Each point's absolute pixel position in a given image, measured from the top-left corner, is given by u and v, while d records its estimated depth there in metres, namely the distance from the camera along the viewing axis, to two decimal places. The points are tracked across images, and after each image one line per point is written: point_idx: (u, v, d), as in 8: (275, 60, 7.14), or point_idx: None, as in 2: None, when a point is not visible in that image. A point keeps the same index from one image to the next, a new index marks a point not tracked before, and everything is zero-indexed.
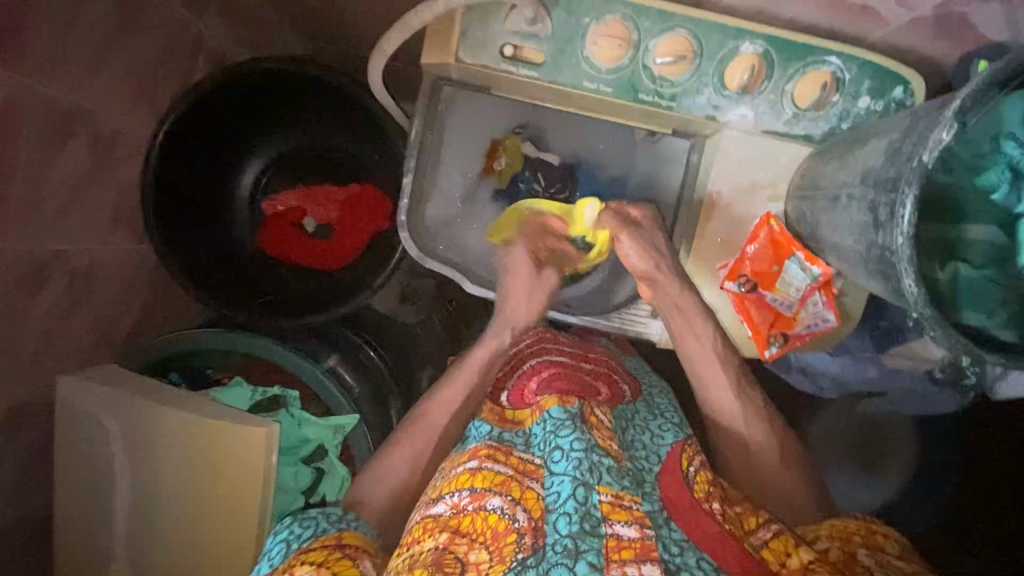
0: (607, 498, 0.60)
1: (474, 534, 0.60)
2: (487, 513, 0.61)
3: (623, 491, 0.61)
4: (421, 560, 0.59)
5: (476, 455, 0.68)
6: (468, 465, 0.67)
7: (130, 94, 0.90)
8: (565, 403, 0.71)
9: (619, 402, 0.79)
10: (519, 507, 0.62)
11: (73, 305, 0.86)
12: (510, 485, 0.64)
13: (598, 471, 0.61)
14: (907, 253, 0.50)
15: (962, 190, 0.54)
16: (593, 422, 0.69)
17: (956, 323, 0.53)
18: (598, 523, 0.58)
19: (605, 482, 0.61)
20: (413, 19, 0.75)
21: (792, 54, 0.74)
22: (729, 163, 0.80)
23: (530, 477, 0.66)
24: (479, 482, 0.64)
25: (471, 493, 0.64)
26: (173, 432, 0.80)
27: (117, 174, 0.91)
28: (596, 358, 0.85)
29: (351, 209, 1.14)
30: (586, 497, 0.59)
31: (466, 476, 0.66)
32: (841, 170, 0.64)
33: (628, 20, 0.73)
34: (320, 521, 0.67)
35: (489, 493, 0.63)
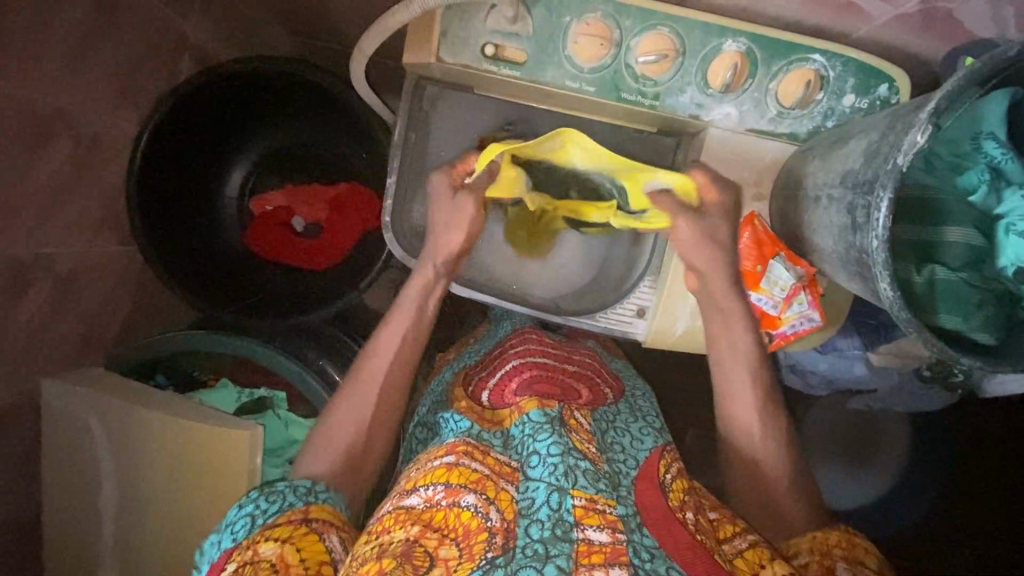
0: (581, 502, 0.59)
1: (445, 530, 0.60)
2: (461, 509, 0.61)
3: (598, 494, 0.60)
4: (391, 549, 0.58)
5: (454, 451, 0.67)
6: (444, 459, 0.66)
7: (112, 96, 0.89)
8: (545, 405, 0.71)
9: (600, 404, 0.79)
10: (493, 506, 0.62)
11: (59, 308, 0.86)
12: (485, 484, 0.64)
13: (573, 475, 0.61)
14: (882, 256, 0.50)
15: (936, 194, 0.54)
16: (571, 425, 0.69)
17: (929, 325, 0.52)
18: (570, 528, 0.57)
19: (580, 486, 0.60)
20: (391, 19, 0.74)
21: (776, 52, 0.73)
22: (716, 162, 0.79)
23: (506, 478, 0.65)
24: (455, 478, 0.64)
25: (445, 489, 0.63)
26: (157, 435, 0.80)
27: (100, 176, 0.91)
28: (577, 359, 0.86)
29: (340, 210, 1.13)
30: (558, 501, 0.59)
31: (440, 471, 0.65)
32: (823, 170, 0.64)
33: (609, 18, 0.72)
34: (286, 495, 0.66)
35: (463, 490, 0.62)
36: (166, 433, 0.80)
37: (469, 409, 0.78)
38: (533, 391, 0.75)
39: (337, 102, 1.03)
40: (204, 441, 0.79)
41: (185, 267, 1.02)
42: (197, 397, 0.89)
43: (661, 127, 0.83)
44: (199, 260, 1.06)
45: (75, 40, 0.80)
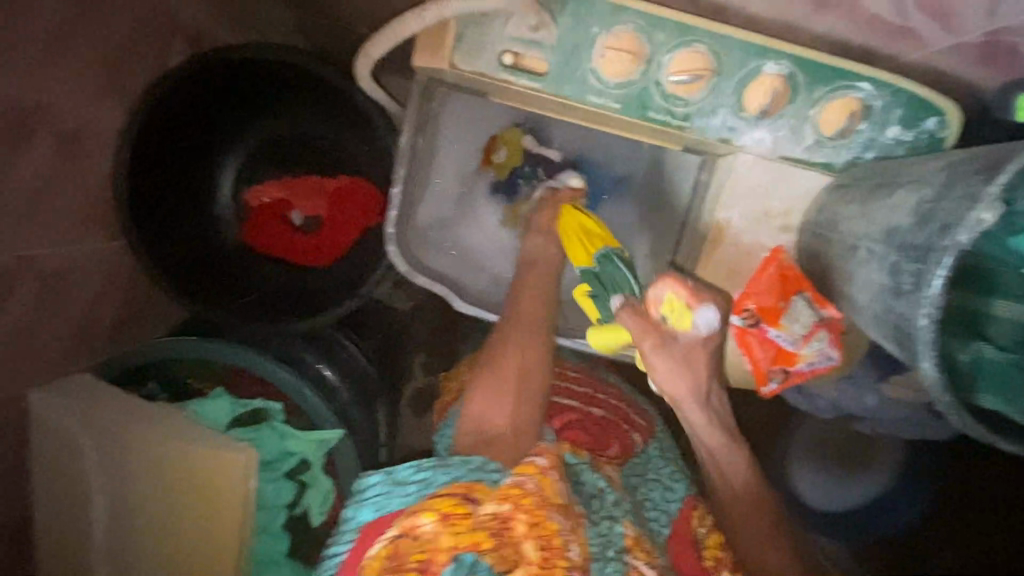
0: (631, 534, 0.66)
1: (529, 526, 0.58)
2: (550, 521, 0.59)
3: (643, 535, 0.68)
4: (486, 523, 0.59)
5: (545, 454, 0.64)
6: (538, 458, 0.63)
7: (98, 83, 0.83)
8: (577, 451, 0.73)
9: (627, 453, 0.82)
10: (576, 538, 0.60)
11: (45, 309, 0.82)
12: (570, 513, 0.62)
13: (622, 507, 0.69)
14: (930, 335, 0.46)
15: (988, 262, 0.50)
16: (607, 472, 0.74)
17: (971, 408, 0.49)
18: (621, 552, 0.64)
19: (628, 520, 0.67)
20: (402, 27, 0.70)
21: (820, 77, 0.67)
22: (738, 188, 0.75)
23: (581, 520, 0.63)
24: (546, 486, 0.61)
25: (539, 486, 0.61)
26: (152, 450, 0.79)
27: (86, 169, 0.85)
28: (604, 403, 0.88)
29: (340, 206, 1.08)
30: (611, 528, 0.65)
31: (528, 466, 0.62)
32: (863, 220, 0.59)
33: (641, 32, 0.66)
34: (455, 470, 0.64)
35: (552, 508, 0.60)
36: (164, 450, 0.79)
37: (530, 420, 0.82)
38: (574, 434, 0.79)
39: (340, 94, 0.97)
40: (203, 459, 0.77)
41: (177, 266, 0.97)
42: (190, 408, 0.85)
43: (686, 146, 0.78)
44: (192, 258, 1.01)
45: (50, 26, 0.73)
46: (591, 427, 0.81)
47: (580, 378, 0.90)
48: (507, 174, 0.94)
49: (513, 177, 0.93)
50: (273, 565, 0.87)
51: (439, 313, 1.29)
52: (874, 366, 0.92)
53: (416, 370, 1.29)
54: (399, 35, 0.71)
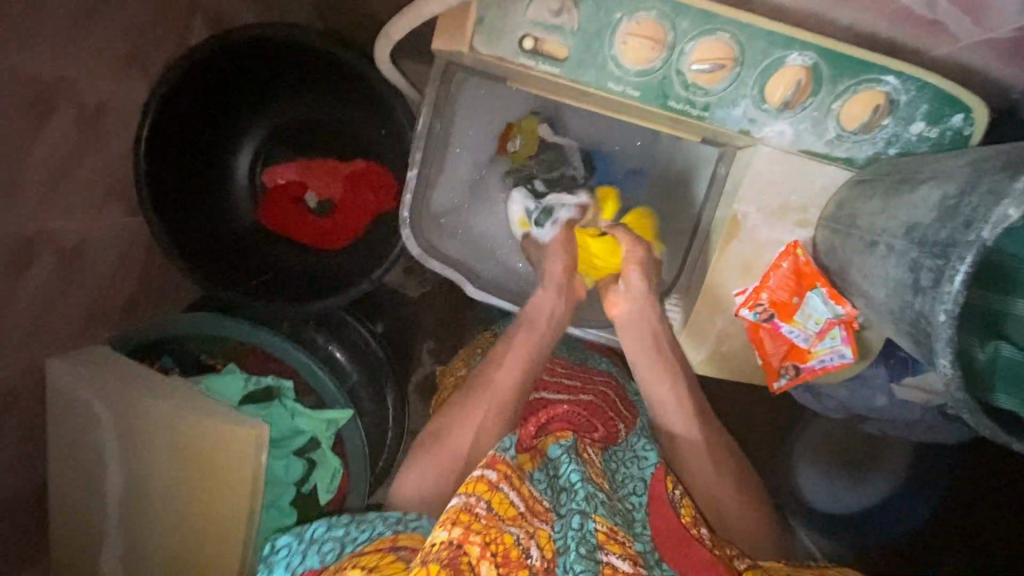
0: (603, 528, 0.61)
1: (487, 544, 0.58)
2: (505, 534, 0.59)
3: (618, 524, 0.63)
4: (436, 554, 0.57)
5: (494, 466, 0.64)
6: (485, 473, 0.63)
7: (120, 59, 0.84)
8: (560, 437, 0.73)
9: (614, 441, 0.80)
10: (534, 542, 0.61)
11: (63, 282, 0.83)
12: (525, 521, 0.62)
13: (594, 501, 0.63)
14: (946, 332, 0.45)
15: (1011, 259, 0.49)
16: (585, 458, 0.71)
17: (985, 407, 0.48)
18: (594, 548, 0.59)
19: (600, 511, 0.62)
20: (424, 8, 0.69)
21: (845, 70, 0.66)
22: (755, 182, 0.74)
23: (540, 518, 0.64)
24: (497, 502, 0.61)
25: (488, 504, 0.60)
26: (164, 423, 0.80)
27: (107, 144, 0.86)
28: (593, 390, 0.87)
29: (354, 189, 1.09)
30: (581, 523, 0.60)
31: (474, 484, 0.62)
32: (884, 216, 0.58)
33: (664, 19, 0.65)
34: (375, 526, 0.66)
35: (505, 521, 0.60)
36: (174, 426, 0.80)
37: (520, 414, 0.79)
38: (563, 420, 0.77)
39: (357, 77, 0.97)
40: (213, 435, 0.79)
41: (194, 244, 0.98)
42: (203, 383, 0.87)
43: (705, 137, 0.77)
44: (210, 237, 1.03)
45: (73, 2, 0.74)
46: (579, 413, 0.79)
47: (570, 370, 0.90)
48: (521, 163, 0.95)
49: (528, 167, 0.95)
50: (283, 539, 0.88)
51: (449, 300, 1.30)
52: (886, 368, 0.92)
53: (423, 356, 1.30)
54: (420, 16, 0.70)
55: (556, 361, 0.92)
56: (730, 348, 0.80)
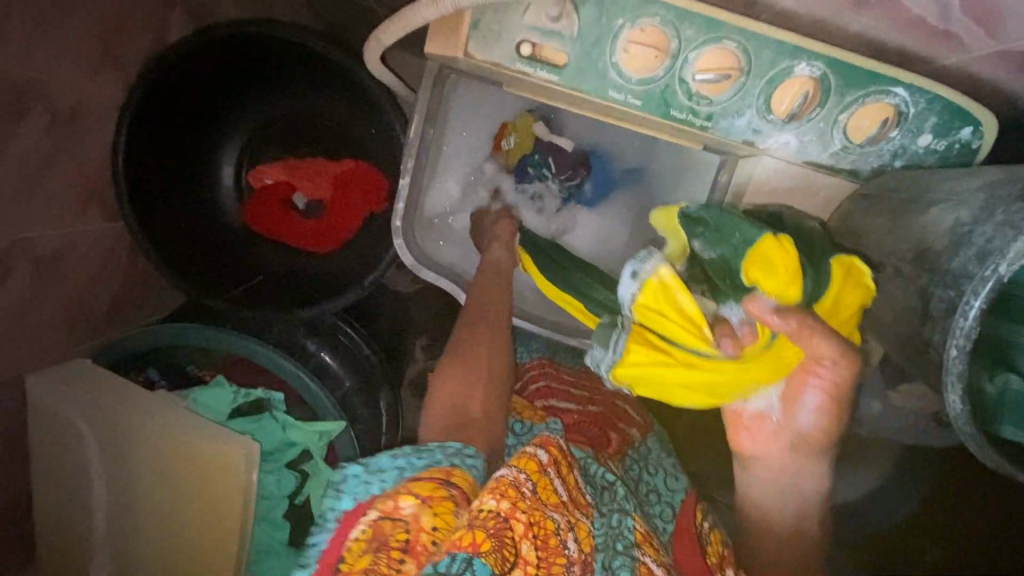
0: (640, 528, 0.62)
1: (528, 528, 0.53)
2: (546, 520, 0.54)
3: (652, 531, 0.63)
4: (483, 521, 0.52)
5: (546, 448, 0.59)
6: (538, 453, 0.58)
7: (95, 59, 0.79)
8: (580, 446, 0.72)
9: (626, 448, 0.78)
10: (573, 534, 0.55)
11: (42, 293, 0.80)
12: (569, 510, 0.57)
13: (628, 500, 0.64)
14: (958, 368, 0.44)
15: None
16: (611, 467, 0.70)
17: (993, 441, 0.47)
18: (631, 545, 0.60)
19: (636, 512, 0.63)
20: (413, 13, 0.65)
21: (853, 81, 0.63)
22: (762, 190, 0.74)
23: (581, 511, 0.58)
24: (544, 489, 0.56)
25: (534, 486, 0.55)
26: (152, 438, 0.78)
27: (84, 148, 0.82)
28: (601, 398, 0.84)
29: (344, 190, 1.05)
30: (621, 520, 0.61)
31: (528, 459, 0.57)
32: (892, 236, 0.57)
33: (668, 26, 0.62)
34: (435, 454, 0.62)
35: (547, 507, 0.55)
36: (160, 441, 0.78)
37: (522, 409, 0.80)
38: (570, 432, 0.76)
39: (346, 74, 0.93)
40: (202, 453, 0.77)
41: (177, 249, 0.95)
42: (189, 397, 0.84)
43: (706, 146, 0.75)
44: (195, 241, 0.99)
45: None
46: (586, 424, 0.78)
47: (574, 376, 0.88)
48: (517, 161, 0.92)
49: (524, 164, 0.92)
50: (274, 555, 0.87)
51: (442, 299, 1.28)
52: (881, 375, 0.92)
53: (417, 355, 1.29)
54: (410, 22, 0.66)
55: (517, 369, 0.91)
56: None
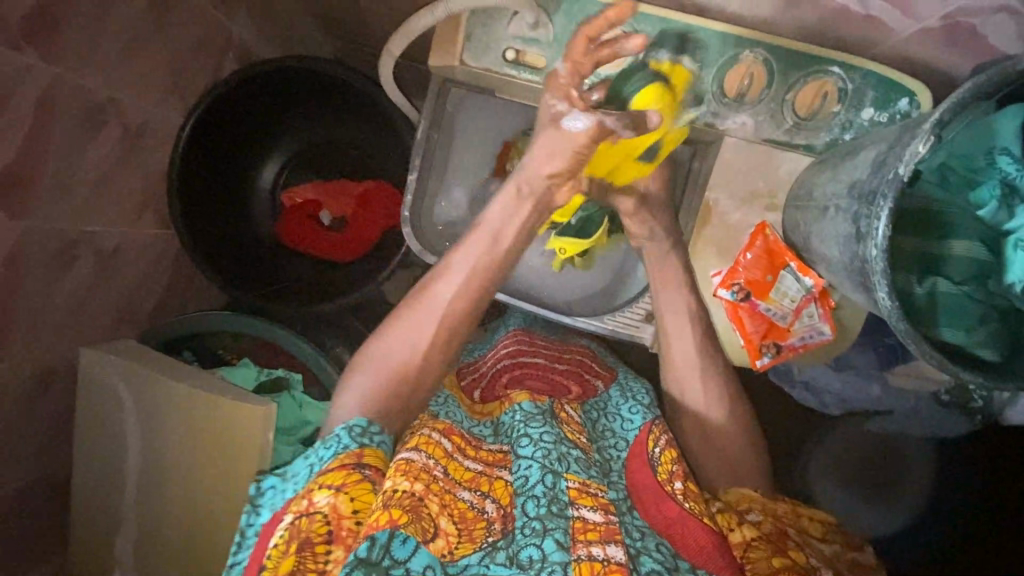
0: (575, 485, 0.68)
1: (442, 507, 0.65)
2: (461, 501, 0.67)
3: (590, 481, 0.69)
4: (399, 499, 0.61)
5: (448, 436, 0.72)
6: (440, 440, 0.71)
7: (162, 88, 0.96)
8: (535, 399, 0.77)
9: (589, 398, 0.86)
10: (488, 499, 0.69)
11: (100, 281, 0.93)
12: (480, 480, 0.70)
13: (566, 460, 0.69)
14: (880, 266, 0.50)
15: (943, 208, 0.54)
16: (562, 417, 0.77)
17: (930, 338, 0.52)
18: (565, 506, 0.66)
19: (572, 471, 0.69)
20: (415, 24, 0.79)
21: (793, 64, 0.73)
22: (726, 172, 0.80)
23: (498, 466, 0.73)
24: (454, 471, 0.69)
25: (445, 469, 0.68)
26: (178, 407, 0.86)
27: (146, 160, 0.97)
28: (569, 357, 0.92)
29: (365, 206, 1.18)
30: (554, 482, 0.67)
31: (431, 445, 0.69)
32: (832, 183, 0.64)
33: (628, 27, 0.74)
34: (342, 440, 0.66)
35: (460, 486, 0.68)
36: (191, 410, 0.86)
37: (461, 398, 0.84)
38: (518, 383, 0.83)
39: (369, 102, 1.09)
40: (223, 418, 0.84)
41: (216, 253, 1.08)
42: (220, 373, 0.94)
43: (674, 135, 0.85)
44: (233, 248, 1.13)
45: (128, 34, 0.86)
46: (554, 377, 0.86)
47: (548, 342, 0.94)
48: None
49: None
50: None
51: None
52: (875, 355, 0.93)
53: None
54: (414, 33, 0.81)
55: (461, 371, 0.91)
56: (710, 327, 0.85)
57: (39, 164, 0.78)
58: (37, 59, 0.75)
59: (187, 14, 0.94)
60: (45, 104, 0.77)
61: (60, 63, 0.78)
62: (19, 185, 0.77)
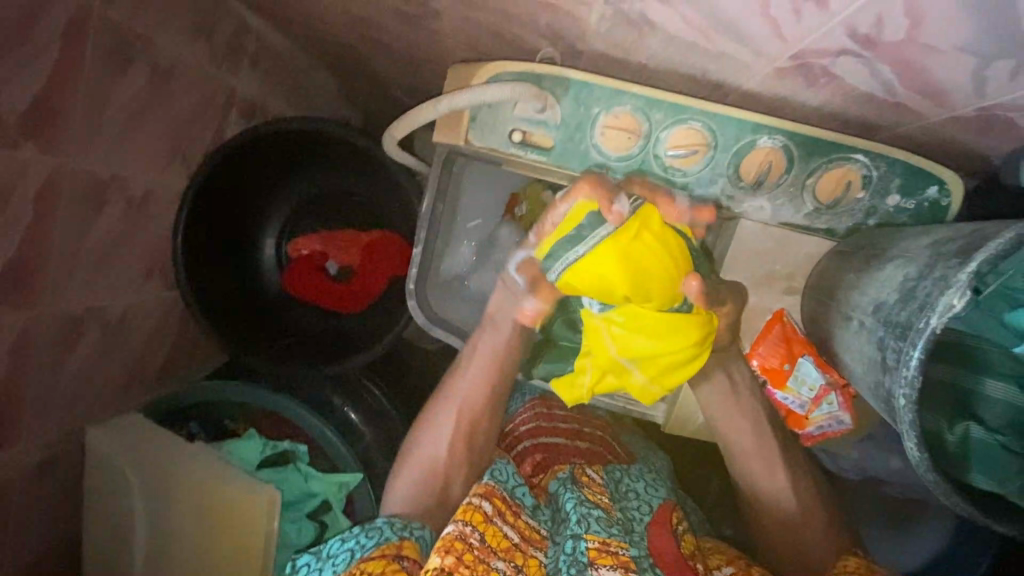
0: (594, 544, 0.65)
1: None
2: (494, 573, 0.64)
3: (611, 537, 0.66)
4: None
5: (490, 499, 0.70)
6: (481, 503, 0.68)
7: (165, 156, 0.94)
8: (557, 471, 0.79)
9: (610, 461, 0.84)
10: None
11: (106, 354, 0.92)
12: (515, 553, 0.68)
13: (586, 521, 0.67)
14: (908, 416, 0.47)
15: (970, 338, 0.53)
16: (583, 481, 0.76)
17: (961, 488, 0.50)
18: (584, 567, 0.64)
19: (592, 530, 0.66)
20: (417, 113, 0.76)
21: (815, 150, 0.70)
22: (741, 255, 0.77)
23: (534, 545, 0.71)
24: (491, 540, 0.66)
25: (481, 536, 0.66)
26: (187, 487, 0.89)
27: (150, 229, 0.96)
28: (589, 434, 0.89)
29: (371, 257, 1.16)
30: (574, 546, 0.66)
31: (472, 512, 0.67)
32: (856, 291, 0.61)
33: (639, 111, 0.71)
34: (384, 532, 0.71)
35: (494, 556, 0.66)
36: (194, 488, 0.89)
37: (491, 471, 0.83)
38: (541, 468, 0.82)
39: (373, 159, 1.07)
40: (230, 500, 0.87)
41: (224, 314, 1.07)
42: (226, 447, 0.94)
43: None
44: (241, 305, 1.12)
45: (126, 110, 0.85)
46: (574, 454, 0.82)
47: (566, 415, 0.92)
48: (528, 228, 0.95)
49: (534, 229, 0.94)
50: None
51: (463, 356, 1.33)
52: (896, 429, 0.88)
53: None
54: (416, 121, 0.78)
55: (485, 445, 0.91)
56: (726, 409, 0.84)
57: (39, 252, 0.78)
58: (37, 149, 0.74)
59: (187, 80, 0.93)
60: (44, 194, 0.76)
61: (58, 151, 0.76)
62: (23, 275, 0.76)
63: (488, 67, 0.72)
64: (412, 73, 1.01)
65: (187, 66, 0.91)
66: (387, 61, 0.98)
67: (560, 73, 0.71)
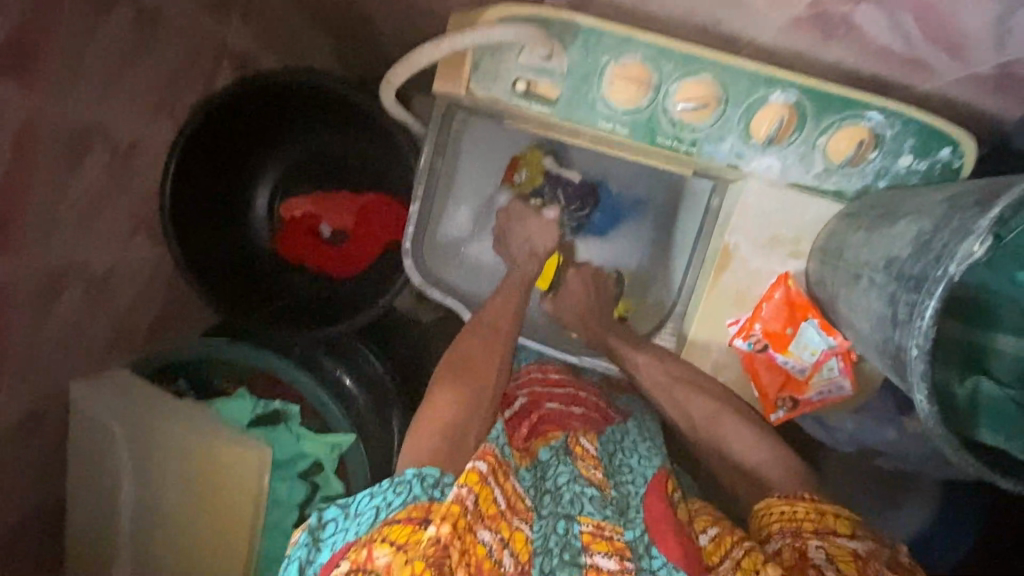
0: (589, 528, 0.64)
1: (460, 556, 0.58)
2: (478, 545, 0.60)
3: (605, 521, 0.65)
4: (423, 551, 0.57)
5: (484, 458, 0.65)
6: (478, 466, 0.64)
7: (152, 105, 0.90)
8: (550, 438, 0.76)
9: (605, 424, 0.83)
10: (507, 549, 0.62)
11: (91, 309, 0.90)
12: (501, 522, 0.63)
13: (580, 502, 0.67)
14: (921, 367, 0.46)
15: (979, 291, 0.52)
16: (577, 453, 0.74)
17: (969, 442, 0.49)
18: (578, 552, 0.63)
19: (586, 513, 0.66)
20: (418, 56, 0.72)
21: (828, 106, 0.68)
22: (746, 215, 0.75)
23: (520, 517, 0.65)
24: (483, 503, 0.62)
25: (476, 499, 0.61)
26: (176, 443, 0.89)
27: (136, 181, 0.92)
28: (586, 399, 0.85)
29: (366, 220, 1.13)
30: (566, 528, 0.64)
31: (472, 475, 0.62)
32: (866, 249, 0.59)
33: (649, 61, 0.68)
34: (413, 489, 0.63)
35: (479, 526, 0.61)
36: (191, 447, 0.88)
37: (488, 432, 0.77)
38: (536, 432, 0.78)
39: (370, 116, 1.03)
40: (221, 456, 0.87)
41: (214, 273, 1.04)
42: (216, 404, 0.91)
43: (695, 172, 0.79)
44: (229, 265, 1.09)
45: (111, 52, 0.81)
46: (571, 417, 0.80)
47: (563, 376, 0.89)
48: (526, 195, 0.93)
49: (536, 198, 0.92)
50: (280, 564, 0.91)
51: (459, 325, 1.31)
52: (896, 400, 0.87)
53: None
54: (417, 64, 0.74)
55: None
56: (725, 377, 0.82)
57: (19, 196, 0.74)
58: (15, 87, 0.70)
59: (175, 25, 0.89)
60: (23, 135, 0.72)
61: (38, 90, 0.73)
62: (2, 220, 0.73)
63: (493, 10, 0.69)
64: (411, 27, 0.97)
65: (176, 11, 0.87)
66: (384, 13, 0.94)
67: (568, 18, 0.68)
